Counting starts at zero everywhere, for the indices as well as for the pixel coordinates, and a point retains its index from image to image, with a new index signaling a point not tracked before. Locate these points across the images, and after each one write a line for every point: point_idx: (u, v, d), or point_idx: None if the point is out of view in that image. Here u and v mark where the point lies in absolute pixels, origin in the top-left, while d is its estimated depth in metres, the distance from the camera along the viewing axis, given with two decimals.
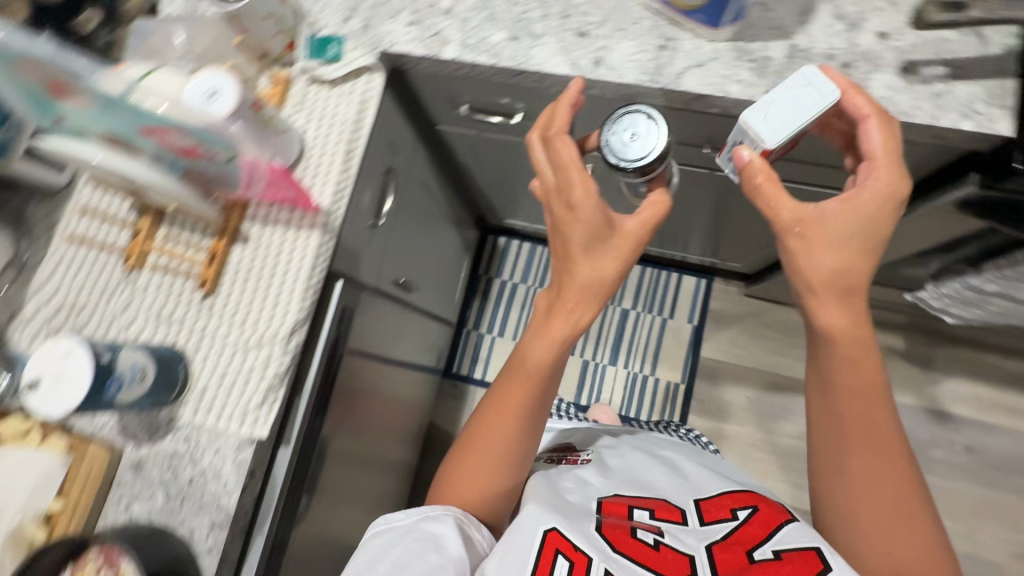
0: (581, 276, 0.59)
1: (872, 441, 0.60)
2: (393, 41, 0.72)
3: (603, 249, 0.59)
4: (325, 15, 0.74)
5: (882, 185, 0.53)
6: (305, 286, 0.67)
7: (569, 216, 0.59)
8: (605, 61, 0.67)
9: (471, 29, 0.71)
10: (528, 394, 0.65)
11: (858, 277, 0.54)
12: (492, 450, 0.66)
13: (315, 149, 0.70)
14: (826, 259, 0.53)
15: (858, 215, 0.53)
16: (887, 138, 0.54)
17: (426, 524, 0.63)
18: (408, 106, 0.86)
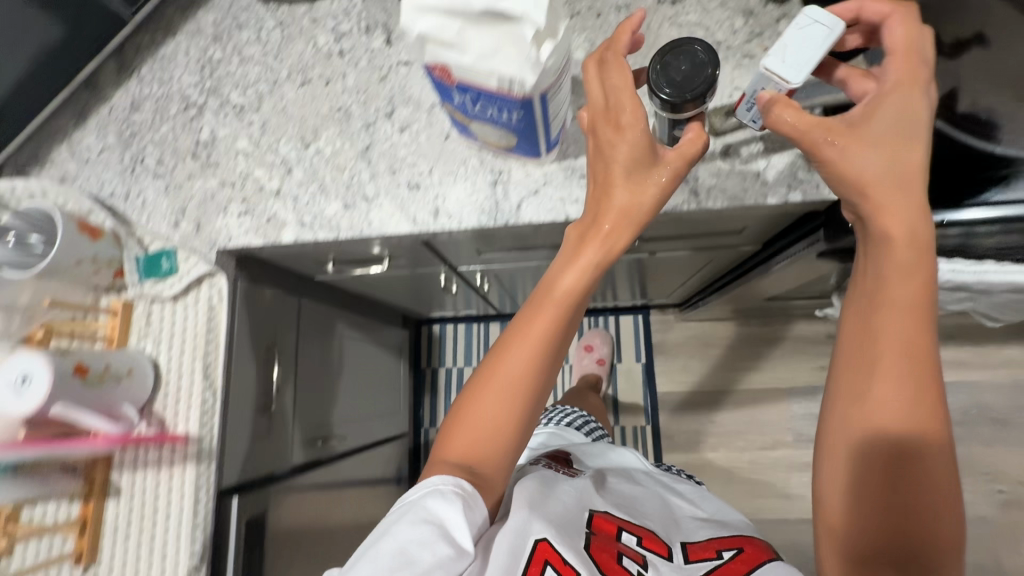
0: (620, 197, 0.51)
1: (907, 357, 0.46)
2: (229, 235, 0.69)
3: (647, 176, 0.52)
4: (153, 226, 0.71)
5: (908, 68, 0.47)
6: (191, 527, 0.63)
7: (615, 135, 0.52)
8: (444, 209, 0.66)
9: (304, 206, 0.69)
10: (557, 347, 0.53)
11: (903, 181, 0.46)
12: (506, 410, 0.52)
13: (171, 373, 0.66)
14: (870, 159, 0.46)
15: (900, 108, 0.46)
16: (910, 33, 0.48)
17: (426, 503, 0.50)
18: (278, 275, 0.83)
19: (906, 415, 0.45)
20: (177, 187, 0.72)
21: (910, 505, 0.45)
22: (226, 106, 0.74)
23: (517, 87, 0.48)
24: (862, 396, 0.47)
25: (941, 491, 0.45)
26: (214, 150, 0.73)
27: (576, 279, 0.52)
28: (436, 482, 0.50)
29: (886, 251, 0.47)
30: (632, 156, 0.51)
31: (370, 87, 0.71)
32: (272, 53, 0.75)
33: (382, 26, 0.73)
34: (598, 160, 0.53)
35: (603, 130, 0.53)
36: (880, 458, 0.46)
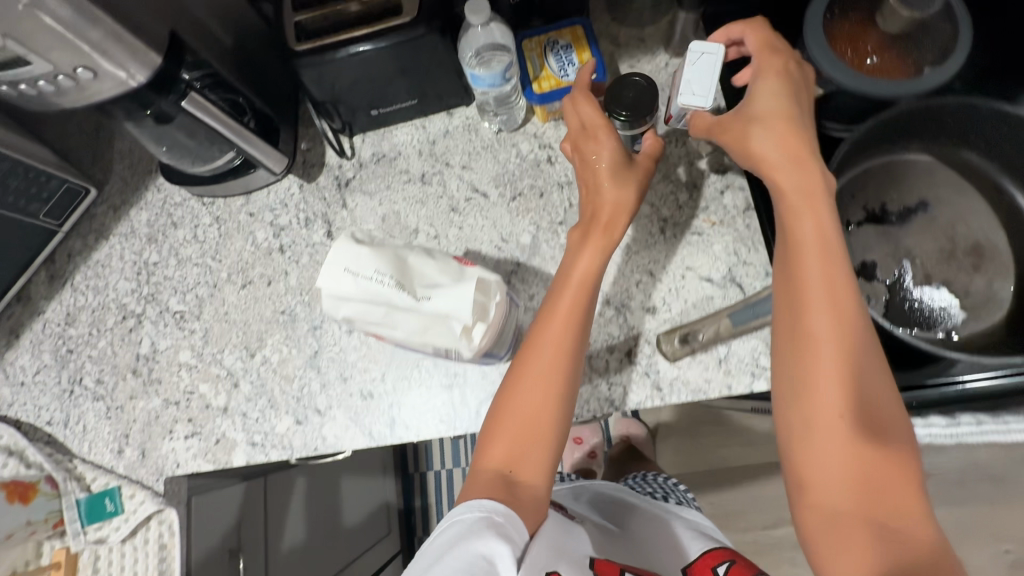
0: (609, 194, 0.57)
1: (838, 293, 0.49)
2: (177, 461, 0.65)
3: (635, 178, 0.57)
4: (95, 454, 0.67)
5: (766, 55, 0.55)
6: None
7: (596, 147, 0.58)
8: (400, 419, 0.63)
9: (253, 423, 0.65)
10: (567, 335, 0.55)
11: (792, 139, 0.52)
12: (537, 405, 0.55)
13: None
14: (764, 132, 0.52)
15: (772, 86, 0.53)
16: (758, 34, 0.56)
17: (474, 539, 0.49)
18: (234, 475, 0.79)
19: (832, 348, 0.48)
20: (119, 409, 0.68)
21: (855, 440, 0.46)
22: (166, 314, 0.71)
23: (456, 351, 0.44)
24: (801, 343, 0.50)
25: (884, 424, 0.47)
26: (156, 365, 0.69)
27: (588, 264, 0.57)
28: (487, 507, 0.51)
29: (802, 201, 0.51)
30: (613, 162, 0.57)
31: (313, 286, 0.69)
32: (209, 253, 0.72)
33: (321, 218, 0.71)
34: (585, 169, 0.60)
35: (586, 148, 0.59)
36: (831, 396, 0.48)
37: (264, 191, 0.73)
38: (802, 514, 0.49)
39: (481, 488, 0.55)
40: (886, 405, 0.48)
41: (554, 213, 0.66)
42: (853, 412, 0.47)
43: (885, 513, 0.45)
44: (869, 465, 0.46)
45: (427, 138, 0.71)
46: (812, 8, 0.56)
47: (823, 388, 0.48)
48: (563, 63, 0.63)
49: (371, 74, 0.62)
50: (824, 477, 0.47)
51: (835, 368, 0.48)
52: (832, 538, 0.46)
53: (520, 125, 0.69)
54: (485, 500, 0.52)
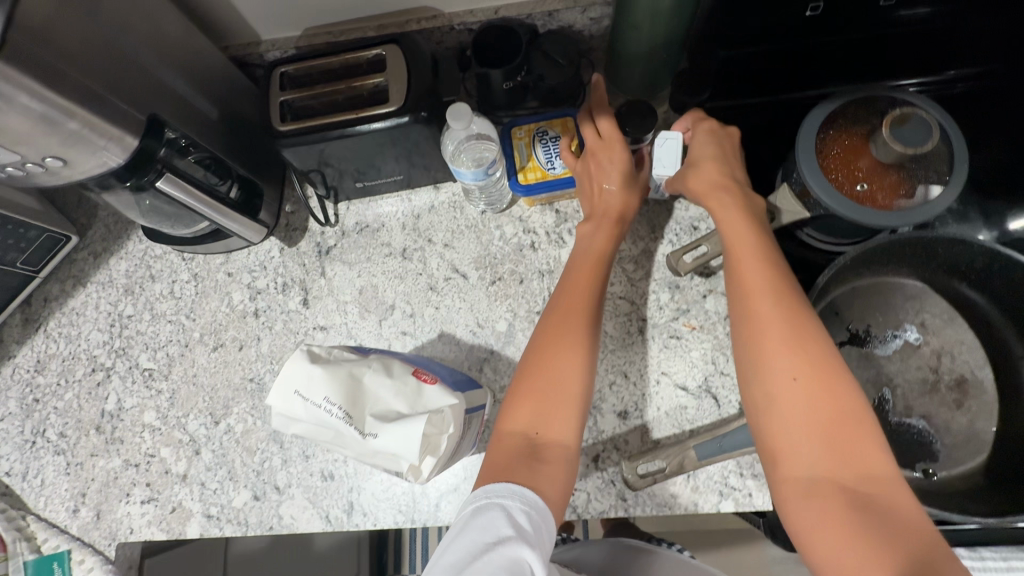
0: (619, 192, 0.60)
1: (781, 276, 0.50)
2: (131, 526, 0.64)
3: (639, 186, 0.61)
4: (52, 510, 0.66)
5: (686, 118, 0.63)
6: None
7: (607, 147, 0.60)
8: (358, 504, 0.61)
9: (210, 494, 0.64)
10: (585, 299, 0.57)
11: (722, 173, 0.58)
12: (562, 367, 0.53)
13: None
14: (698, 169, 0.58)
15: (700, 133, 0.61)
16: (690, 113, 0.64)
17: (518, 536, 0.43)
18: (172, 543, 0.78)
19: (780, 321, 0.48)
20: (78, 466, 0.67)
21: (813, 409, 0.45)
22: (135, 371, 0.70)
23: (404, 477, 0.42)
24: (750, 324, 0.50)
25: (841, 389, 0.45)
26: (120, 423, 0.68)
27: (601, 246, 0.60)
28: (524, 501, 0.46)
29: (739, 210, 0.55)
30: (625, 165, 0.60)
31: (284, 355, 0.68)
32: (184, 310, 0.71)
33: (298, 284, 0.70)
34: (595, 171, 0.61)
35: (600, 154, 0.60)
36: (784, 368, 0.46)
37: (245, 251, 0.72)
38: (783, 500, 0.45)
39: (496, 470, 0.49)
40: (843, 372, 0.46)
41: (532, 302, 0.65)
42: (811, 381, 0.45)
43: (857, 481, 0.42)
44: (833, 432, 0.44)
45: (411, 211, 0.71)
46: (802, 139, 0.55)
47: (776, 363, 0.47)
48: (550, 155, 0.63)
49: (356, 153, 0.61)
50: (794, 452, 0.45)
51: (785, 341, 0.47)
52: (816, 516, 0.42)
53: (506, 207, 0.68)
54: (529, 493, 0.46)
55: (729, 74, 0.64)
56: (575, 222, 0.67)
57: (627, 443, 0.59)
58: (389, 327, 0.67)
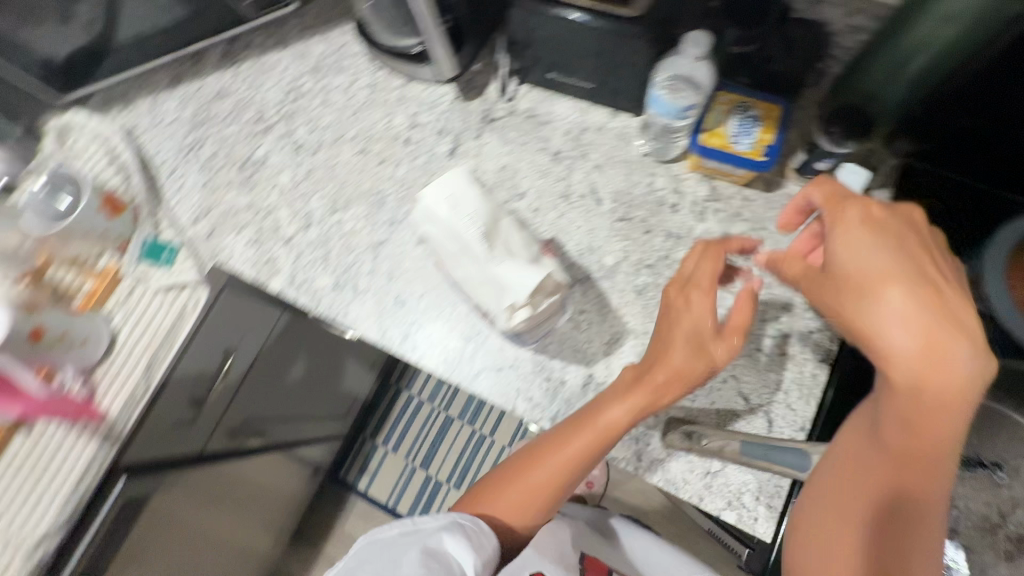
0: (673, 353, 0.55)
1: (921, 443, 0.46)
2: (230, 255, 0.73)
3: (709, 350, 0.54)
4: (176, 211, 0.75)
5: (830, 206, 0.50)
6: (68, 496, 0.67)
7: (680, 305, 0.56)
8: (412, 337, 0.67)
9: (302, 265, 0.71)
10: (577, 438, 0.57)
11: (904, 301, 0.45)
12: (539, 480, 0.60)
13: (123, 348, 0.70)
14: (844, 291, 0.47)
15: (847, 241, 0.48)
16: (826, 188, 0.51)
17: (449, 534, 0.58)
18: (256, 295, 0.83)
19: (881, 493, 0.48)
20: (213, 188, 0.76)
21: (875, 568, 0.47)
22: (289, 138, 0.77)
23: (489, 313, 0.49)
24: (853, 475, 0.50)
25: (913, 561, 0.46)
26: (259, 172, 0.76)
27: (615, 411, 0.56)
28: (456, 516, 0.60)
29: (881, 365, 0.46)
30: (688, 328, 0.55)
31: (412, 186, 0.72)
32: (350, 109, 0.77)
33: (453, 135, 0.74)
34: (663, 319, 0.57)
35: (677, 303, 0.56)
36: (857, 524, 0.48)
37: (423, 86, 0.76)
38: None
39: (506, 511, 0.62)
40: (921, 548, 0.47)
41: (646, 254, 0.66)
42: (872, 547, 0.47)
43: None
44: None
45: (580, 122, 0.72)
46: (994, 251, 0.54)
47: (846, 517, 0.49)
48: (741, 131, 0.61)
49: (572, 41, 0.63)
50: None
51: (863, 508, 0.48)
52: None
53: (668, 161, 0.69)
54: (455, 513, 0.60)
55: (949, 148, 0.63)
56: (724, 205, 0.67)
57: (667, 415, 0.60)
58: (510, 211, 0.70)
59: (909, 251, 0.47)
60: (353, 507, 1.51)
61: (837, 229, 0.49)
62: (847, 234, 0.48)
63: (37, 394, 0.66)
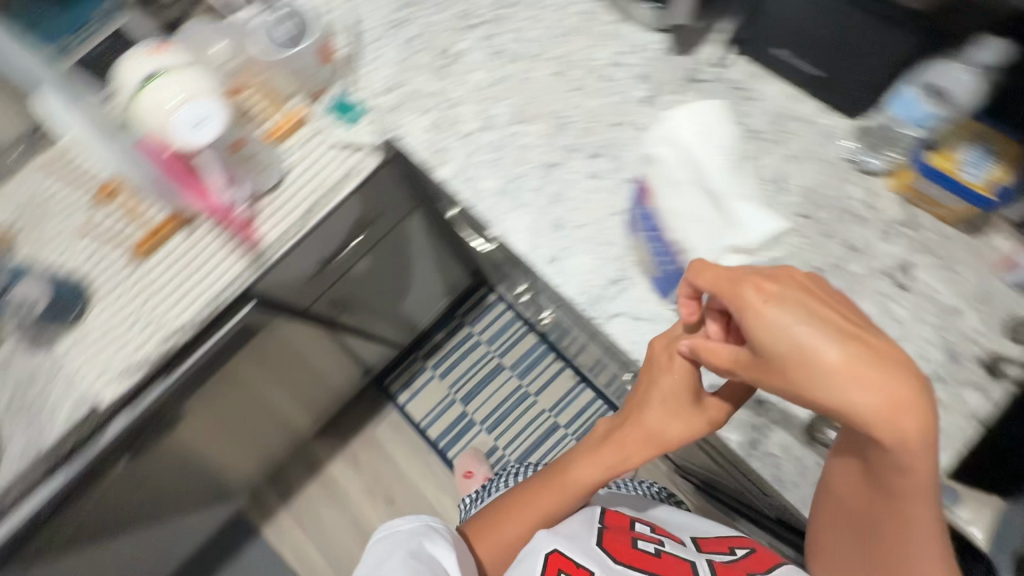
0: (651, 418, 0.60)
1: (888, 481, 0.46)
2: (407, 133, 0.75)
3: (688, 418, 0.58)
4: (369, 78, 0.77)
5: (719, 288, 0.45)
6: (210, 299, 0.72)
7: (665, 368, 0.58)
8: (559, 262, 0.67)
9: (472, 163, 0.73)
10: (568, 474, 0.68)
11: (870, 380, 0.38)
12: (530, 512, 0.68)
13: (291, 186, 0.74)
14: (812, 382, 0.40)
15: (766, 325, 0.42)
16: (711, 274, 0.47)
17: (428, 539, 0.62)
18: (406, 180, 0.87)
19: (881, 519, 0.48)
20: (407, 67, 0.78)
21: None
22: (491, 41, 0.78)
23: (683, 247, 0.52)
24: (851, 510, 0.50)
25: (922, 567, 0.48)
26: (453, 64, 0.77)
27: (590, 471, 0.66)
28: (426, 520, 0.64)
29: (861, 428, 0.41)
30: (668, 396, 0.58)
31: (598, 121, 0.72)
32: (557, 31, 0.77)
33: (653, 84, 0.73)
34: (643, 380, 0.61)
35: (663, 363, 0.58)
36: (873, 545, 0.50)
37: (636, 29, 0.75)
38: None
39: (497, 547, 0.68)
40: (924, 560, 0.48)
41: (818, 257, 0.64)
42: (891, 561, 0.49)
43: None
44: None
45: (788, 109, 0.70)
46: None
47: (859, 537, 0.51)
48: (976, 161, 0.58)
49: (825, 20, 0.60)
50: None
51: (873, 531, 0.50)
52: None
53: (871, 173, 0.66)
54: (421, 517, 0.65)
55: None
56: (916, 234, 0.63)
57: (794, 416, 0.59)
58: None
59: (824, 313, 0.41)
60: (387, 416, 1.57)
61: (750, 314, 0.42)
62: (777, 318, 0.41)
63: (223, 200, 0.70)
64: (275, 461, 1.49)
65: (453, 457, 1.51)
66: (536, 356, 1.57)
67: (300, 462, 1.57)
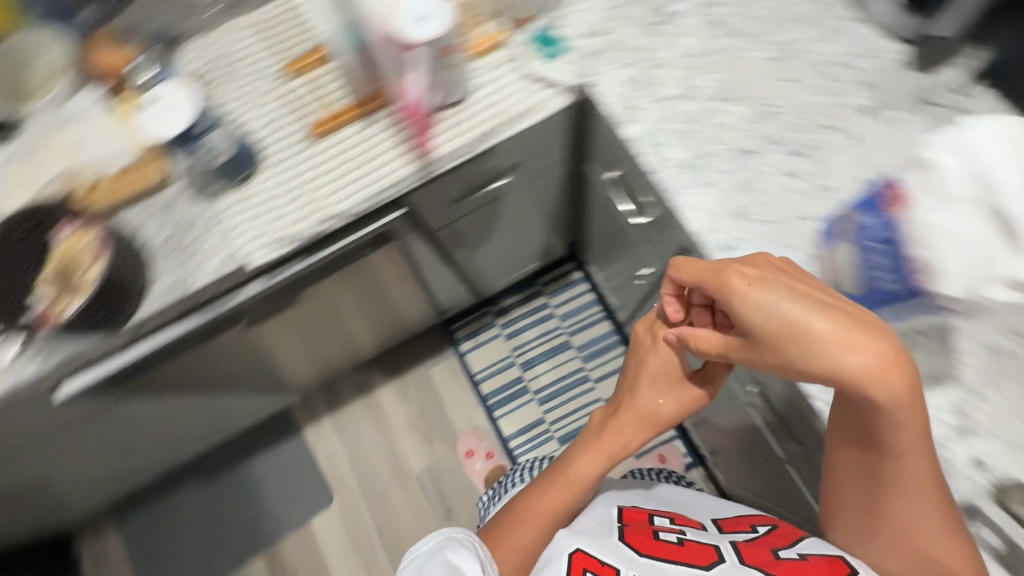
0: (642, 397, 0.69)
1: (880, 441, 0.50)
2: (602, 81, 0.72)
3: (674, 396, 0.68)
4: (577, 16, 0.75)
5: (709, 278, 0.52)
6: (371, 195, 0.72)
7: (653, 354, 0.68)
8: (734, 252, 0.64)
9: (663, 128, 0.70)
10: (577, 467, 0.69)
11: (856, 343, 0.44)
12: (541, 513, 0.67)
13: (474, 105, 0.73)
14: (796, 350, 0.46)
15: (755, 304, 0.48)
16: (695, 267, 0.55)
17: (452, 551, 0.57)
18: (572, 131, 0.85)
19: (879, 483, 0.53)
20: (616, 15, 0.75)
21: (897, 539, 0.54)
22: (710, 8, 0.74)
23: (935, 267, 0.49)
24: (857, 483, 0.55)
25: (920, 525, 0.52)
26: (666, 23, 0.74)
27: (592, 464, 0.69)
28: (444, 533, 0.59)
29: (852, 391, 0.46)
30: (657, 374, 0.68)
31: (810, 118, 0.67)
32: (785, 15, 0.72)
33: (880, 94, 0.67)
34: (632, 367, 0.70)
35: (649, 351, 0.69)
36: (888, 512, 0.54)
37: (873, 32, 0.70)
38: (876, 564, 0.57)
39: (511, 555, 0.64)
40: (927, 514, 0.52)
41: (1020, 323, 0.59)
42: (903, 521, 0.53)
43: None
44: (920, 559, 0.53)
45: None
46: None
47: (870, 506, 0.55)
48: None
49: None
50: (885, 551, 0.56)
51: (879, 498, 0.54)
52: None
53: None
54: (439, 532, 0.60)
55: None
56: None
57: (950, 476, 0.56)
58: None
59: (806, 292, 0.47)
60: (446, 359, 1.60)
61: (743, 293, 0.49)
62: (769, 300, 0.48)
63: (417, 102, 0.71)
64: (334, 370, 1.53)
65: (499, 417, 1.53)
66: (605, 344, 1.56)
67: (354, 377, 1.62)
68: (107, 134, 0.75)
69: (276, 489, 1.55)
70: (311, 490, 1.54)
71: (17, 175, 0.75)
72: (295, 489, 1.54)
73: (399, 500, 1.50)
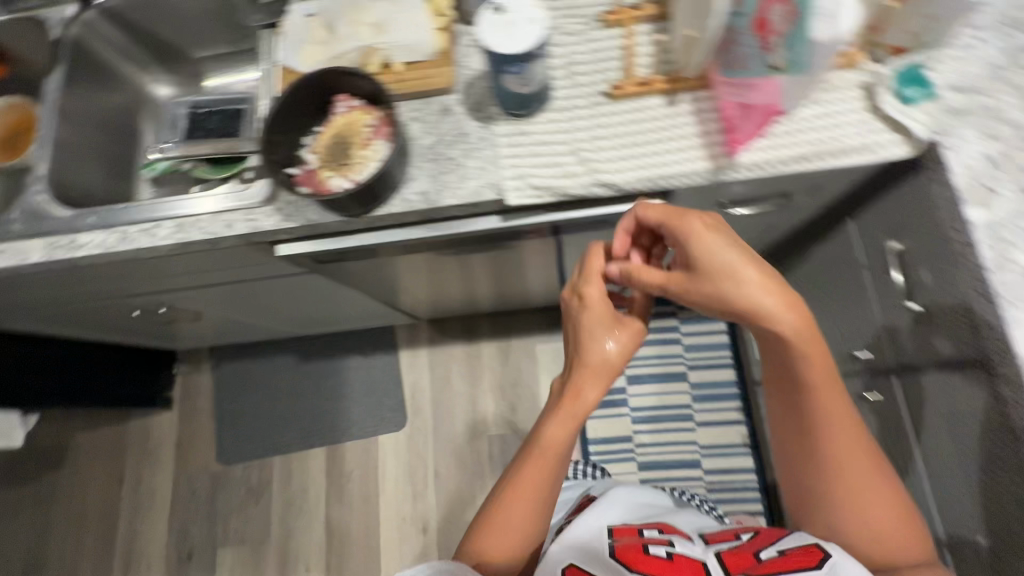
0: (598, 354, 0.64)
1: (811, 410, 0.62)
2: (958, 147, 0.62)
3: (627, 329, 0.65)
4: (950, 65, 0.65)
5: (670, 221, 0.60)
6: (652, 177, 0.67)
7: (589, 302, 0.65)
8: None
9: (1017, 225, 0.59)
10: (546, 449, 0.65)
11: (767, 280, 0.56)
12: (524, 498, 0.64)
13: (799, 124, 0.65)
14: (736, 288, 0.56)
15: (706, 247, 0.57)
16: (659, 210, 0.61)
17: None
18: (862, 185, 0.76)
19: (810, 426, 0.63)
20: (997, 79, 0.64)
21: (854, 506, 0.63)
22: None
23: None
24: (804, 434, 0.64)
25: (857, 478, 0.63)
26: None
27: (558, 435, 0.65)
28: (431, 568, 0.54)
29: (769, 330, 0.57)
30: (609, 315, 0.65)
31: None
32: None
33: None
34: (575, 316, 0.67)
35: (596, 293, 0.65)
36: (834, 457, 0.63)
37: None
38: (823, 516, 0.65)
39: (500, 544, 0.63)
40: (849, 457, 0.63)
41: None
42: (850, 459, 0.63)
43: (877, 547, 0.62)
44: (872, 523, 0.62)
45: None
46: None
47: (817, 453, 0.64)
48: None
49: None
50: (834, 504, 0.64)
51: (821, 439, 0.63)
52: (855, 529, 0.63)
53: None
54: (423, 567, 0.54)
55: None
56: None
57: None
58: None
59: (740, 242, 0.58)
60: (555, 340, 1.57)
61: (693, 236, 0.58)
62: (706, 239, 0.58)
63: (767, 100, 0.62)
64: (451, 310, 1.53)
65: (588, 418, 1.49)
66: (722, 392, 1.49)
67: (463, 322, 1.62)
68: (415, 24, 0.73)
69: (359, 394, 1.60)
70: (389, 409, 1.58)
71: (317, 34, 0.75)
72: (375, 401, 1.59)
73: (466, 452, 1.52)
